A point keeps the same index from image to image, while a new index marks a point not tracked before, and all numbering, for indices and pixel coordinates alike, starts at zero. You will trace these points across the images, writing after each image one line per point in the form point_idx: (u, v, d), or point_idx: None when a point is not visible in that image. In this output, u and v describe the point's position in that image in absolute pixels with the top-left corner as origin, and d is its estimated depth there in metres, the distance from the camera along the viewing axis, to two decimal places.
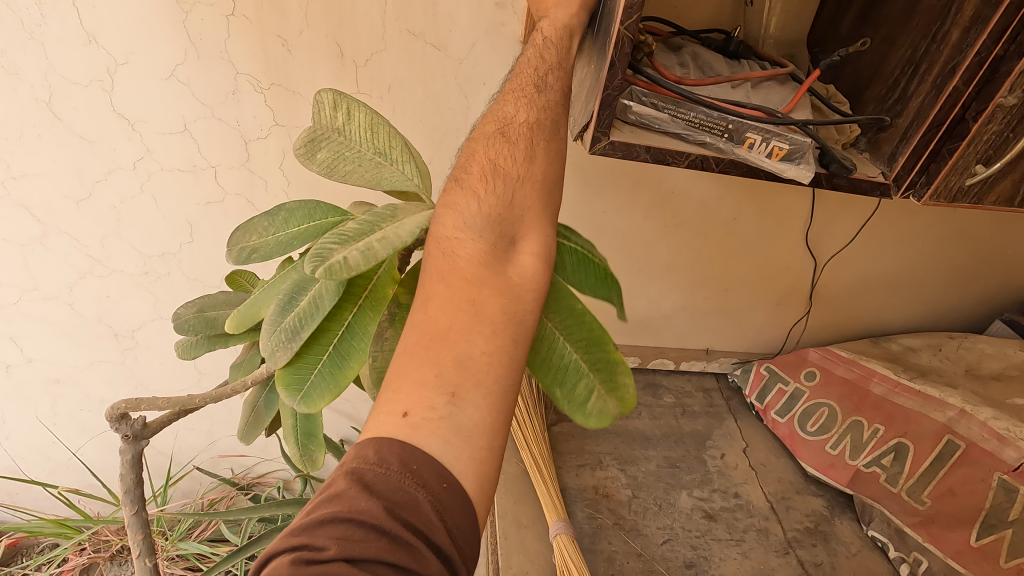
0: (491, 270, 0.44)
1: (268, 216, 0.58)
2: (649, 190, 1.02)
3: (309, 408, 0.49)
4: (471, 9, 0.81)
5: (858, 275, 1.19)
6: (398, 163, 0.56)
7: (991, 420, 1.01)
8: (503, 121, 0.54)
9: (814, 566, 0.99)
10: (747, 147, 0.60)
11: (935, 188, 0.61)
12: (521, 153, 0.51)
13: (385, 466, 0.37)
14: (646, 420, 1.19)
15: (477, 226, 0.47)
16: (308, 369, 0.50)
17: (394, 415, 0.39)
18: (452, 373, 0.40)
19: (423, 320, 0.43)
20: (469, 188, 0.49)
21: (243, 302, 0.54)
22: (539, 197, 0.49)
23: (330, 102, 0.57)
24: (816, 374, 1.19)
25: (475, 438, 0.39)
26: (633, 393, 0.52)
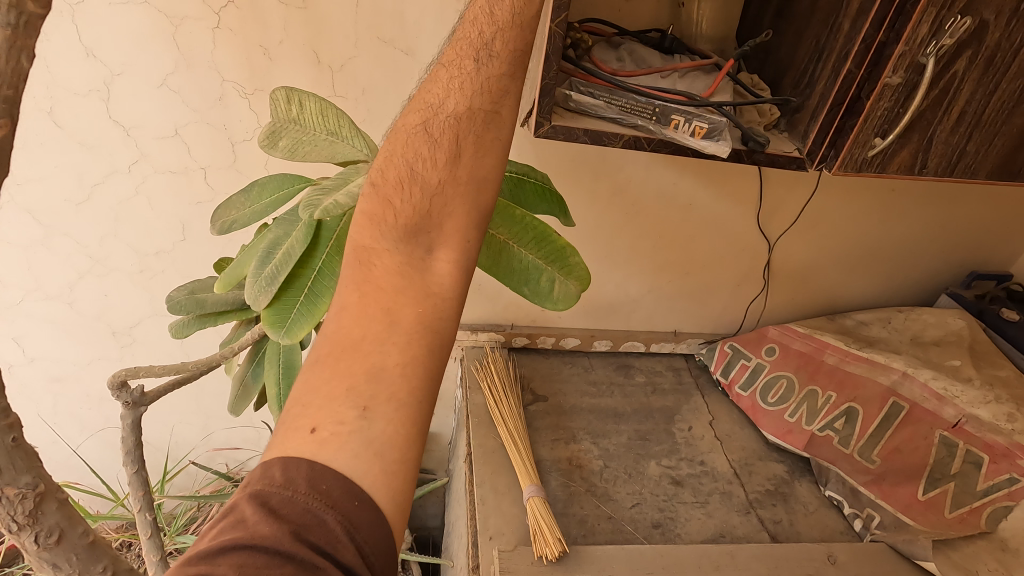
0: (408, 275, 0.51)
1: (242, 193, 0.66)
2: (608, 180, 1.11)
3: (292, 338, 0.60)
4: (435, 18, 0.89)
5: (809, 250, 1.27)
6: (349, 139, 0.65)
7: (931, 380, 1.12)
8: (431, 116, 0.57)
9: (774, 523, 1.06)
10: (673, 128, 0.68)
11: (842, 159, 0.70)
12: (444, 155, 0.55)
13: (291, 489, 0.43)
14: (618, 398, 1.27)
15: (394, 239, 0.53)
16: (286, 308, 0.61)
17: (304, 431, 0.46)
18: (364, 388, 0.47)
19: (341, 329, 0.50)
20: (385, 195, 0.55)
21: (228, 266, 0.63)
22: (459, 201, 0.54)
23: (284, 97, 0.65)
24: (775, 349, 1.27)
25: (385, 452, 0.45)
26: (585, 269, 0.68)
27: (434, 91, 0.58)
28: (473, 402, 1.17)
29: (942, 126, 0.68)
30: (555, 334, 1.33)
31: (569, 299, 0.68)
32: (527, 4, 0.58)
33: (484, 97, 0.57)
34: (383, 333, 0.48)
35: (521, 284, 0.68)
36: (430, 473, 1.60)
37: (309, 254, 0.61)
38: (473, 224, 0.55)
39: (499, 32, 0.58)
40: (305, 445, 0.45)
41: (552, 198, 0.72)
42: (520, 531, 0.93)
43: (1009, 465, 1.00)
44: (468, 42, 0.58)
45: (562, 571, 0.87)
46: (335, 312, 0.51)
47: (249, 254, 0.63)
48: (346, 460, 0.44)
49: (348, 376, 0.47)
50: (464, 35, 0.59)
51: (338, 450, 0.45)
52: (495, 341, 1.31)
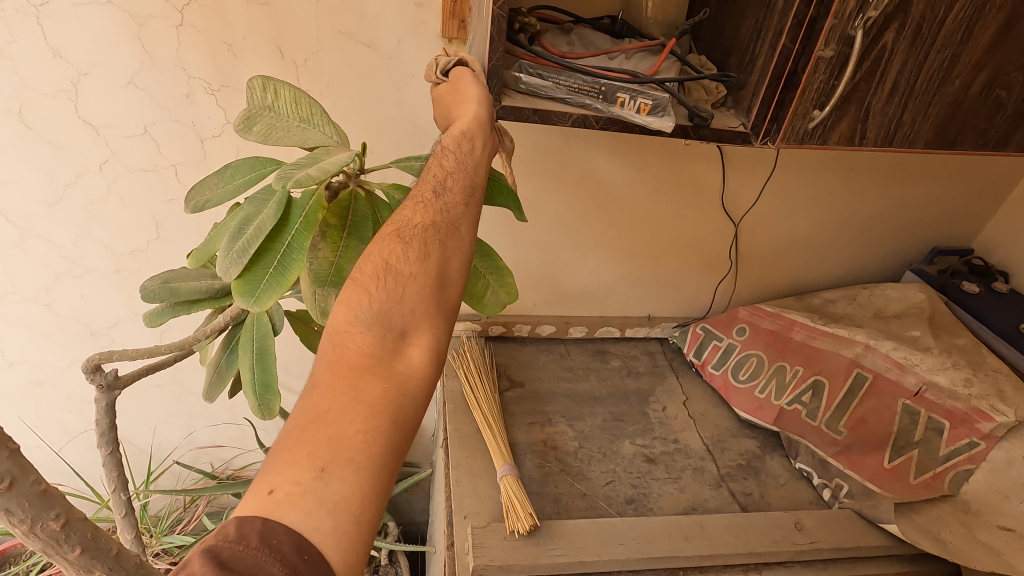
0: (378, 359, 0.51)
1: (215, 174, 0.66)
2: (573, 168, 1.13)
3: (261, 307, 0.57)
4: (394, 11, 0.92)
5: (774, 235, 1.31)
6: (320, 125, 0.66)
7: (893, 350, 1.14)
8: (400, 223, 0.59)
9: (745, 495, 1.08)
10: (620, 106, 0.71)
11: (785, 132, 0.73)
12: (414, 254, 0.57)
13: (242, 543, 0.41)
14: (594, 382, 1.29)
15: (368, 320, 0.53)
16: (256, 280, 0.58)
17: (261, 493, 0.44)
18: (324, 450, 0.46)
19: (308, 409, 0.48)
20: (362, 284, 0.55)
21: (200, 244, 0.62)
22: (429, 295, 0.56)
23: (260, 85, 0.66)
24: (746, 329, 1.30)
25: (339, 510, 0.44)
26: (516, 286, 0.74)
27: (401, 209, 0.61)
28: (450, 388, 1.19)
29: (878, 98, 0.71)
30: (530, 322, 1.35)
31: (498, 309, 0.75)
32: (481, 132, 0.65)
33: (448, 212, 0.61)
34: (347, 403, 0.48)
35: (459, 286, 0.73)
36: (413, 465, 1.62)
37: (279, 230, 0.60)
38: (442, 316, 0.56)
39: (455, 164, 0.64)
40: (258, 505, 0.44)
41: (509, 194, 0.74)
42: (494, 509, 0.96)
43: (968, 429, 1.03)
44: (428, 179, 0.63)
45: (533, 546, 0.89)
46: (305, 398, 0.49)
47: (221, 232, 0.62)
48: (299, 517, 0.43)
49: (308, 442, 0.46)
50: (430, 167, 0.65)
51: (291, 508, 0.43)
52: (472, 330, 1.33)
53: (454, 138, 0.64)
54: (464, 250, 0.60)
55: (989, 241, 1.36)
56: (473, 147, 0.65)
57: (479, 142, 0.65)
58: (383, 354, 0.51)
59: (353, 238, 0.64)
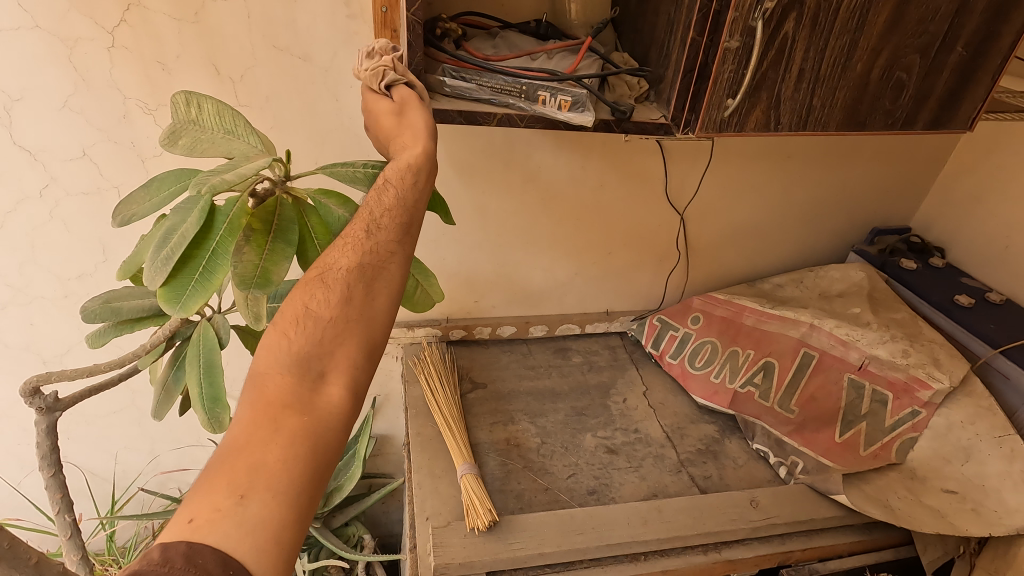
0: (297, 398, 0.52)
1: (141, 188, 0.67)
2: (518, 169, 1.16)
3: (188, 312, 0.60)
4: (327, 23, 0.94)
5: (718, 225, 1.34)
6: (245, 136, 0.67)
7: (836, 328, 1.19)
8: (326, 266, 0.60)
9: (704, 479, 1.11)
10: (542, 104, 0.73)
11: (703, 122, 0.76)
12: (336, 297, 0.57)
13: (167, 565, 0.41)
14: (556, 378, 1.31)
15: (288, 363, 0.54)
16: (182, 287, 0.61)
17: (181, 521, 0.46)
18: (243, 478, 0.47)
19: (230, 442, 0.50)
20: (282, 329, 0.56)
21: (128, 257, 0.64)
22: (351, 337, 0.56)
23: (183, 100, 0.67)
24: (700, 318, 1.33)
25: (259, 532, 0.45)
26: (439, 289, 0.81)
27: (331, 251, 0.62)
28: (411, 394, 1.20)
29: (786, 84, 0.75)
30: (490, 324, 1.36)
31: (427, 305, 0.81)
32: (413, 170, 0.65)
33: (378, 251, 0.61)
34: (268, 434, 0.50)
35: None
36: (386, 476, 1.62)
37: (203, 236, 0.61)
38: (364, 357, 0.57)
39: (388, 200, 0.64)
40: (178, 532, 0.45)
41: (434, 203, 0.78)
42: (453, 506, 0.96)
43: (910, 399, 1.08)
44: (360, 217, 0.63)
45: (493, 541, 0.90)
46: (226, 435, 0.51)
47: (148, 244, 0.63)
48: (220, 538, 0.44)
49: (229, 471, 0.48)
50: (363, 203, 0.65)
51: (213, 531, 0.45)
52: (434, 335, 1.34)
53: (397, 170, 0.65)
54: (392, 289, 0.60)
55: (925, 219, 1.42)
56: (411, 181, 0.65)
57: (419, 177, 0.65)
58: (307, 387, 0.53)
59: (278, 241, 0.64)
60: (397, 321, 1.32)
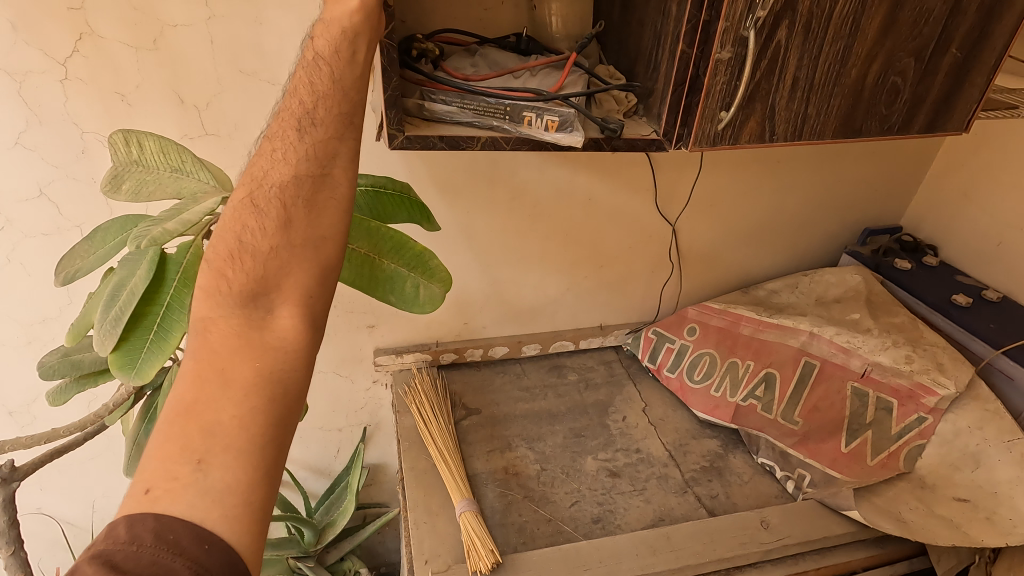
0: (244, 338, 0.52)
1: (85, 241, 0.68)
2: (503, 186, 1.12)
3: (144, 378, 0.61)
4: (295, 45, 0.89)
5: (710, 231, 1.31)
6: (193, 172, 0.66)
7: (835, 335, 1.16)
8: (256, 184, 0.56)
9: (710, 498, 1.07)
10: (527, 125, 0.70)
11: (696, 135, 0.73)
12: (271, 222, 0.55)
13: (135, 543, 0.44)
14: (553, 399, 1.27)
15: (230, 307, 0.53)
16: (135, 351, 0.60)
17: (138, 493, 0.48)
18: (199, 443, 0.48)
19: (179, 401, 0.51)
20: (218, 269, 0.55)
21: (77, 318, 0.64)
22: (295, 258, 0.54)
23: (122, 140, 0.65)
24: (696, 329, 1.29)
25: (225, 498, 0.47)
26: (444, 270, 0.75)
27: (262, 158, 0.57)
28: (403, 424, 1.15)
29: (780, 94, 0.72)
30: (482, 346, 1.32)
31: (433, 300, 0.75)
32: (350, 47, 0.57)
33: (316, 157, 0.56)
34: (217, 391, 0.50)
35: (387, 293, 0.74)
36: (382, 505, 1.56)
37: (156, 290, 0.61)
38: (314, 273, 0.55)
39: (320, 87, 0.56)
40: (138, 504, 0.47)
41: (406, 208, 0.79)
42: (452, 544, 0.92)
43: (915, 406, 1.06)
44: (291, 111, 0.57)
45: None
46: (174, 392, 0.51)
47: (96, 301, 0.64)
48: (183, 508, 0.46)
49: (183, 436, 0.49)
50: (292, 91, 0.57)
51: (174, 501, 0.46)
52: (423, 360, 1.29)
53: (328, 40, 0.56)
54: (336, 201, 0.56)
55: (916, 216, 1.40)
56: (348, 60, 0.57)
57: (356, 51, 0.57)
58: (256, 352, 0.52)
59: None
60: (385, 347, 1.28)
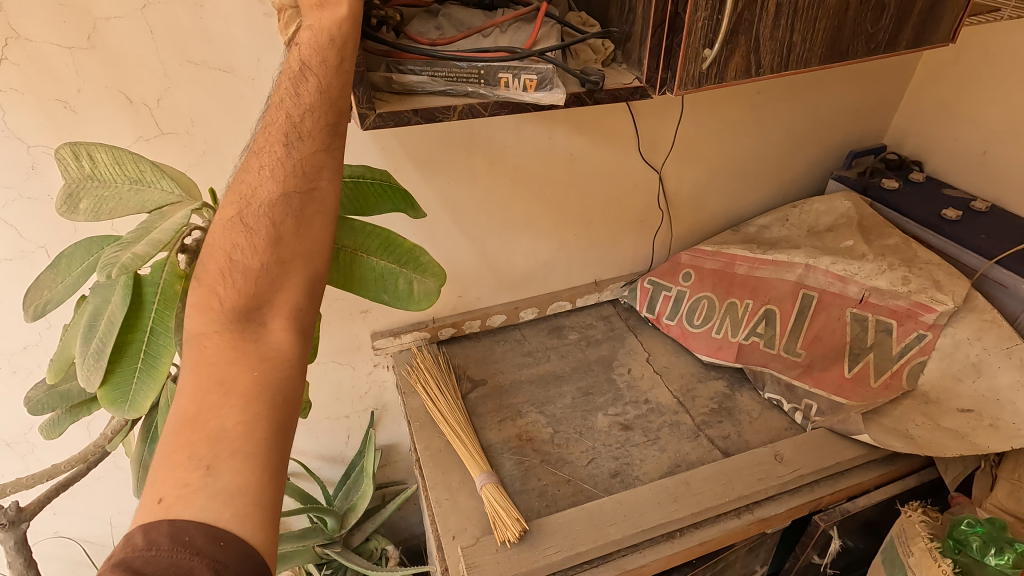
0: (241, 349, 0.54)
1: (49, 270, 0.64)
2: (483, 152, 1.07)
3: (138, 409, 0.63)
4: (243, 26, 0.82)
5: (696, 175, 1.29)
6: (156, 182, 0.63)
7: (832, 265, 1.16)
8: (245, 203, 0.58)
9: (723, 439, 1.09)
10: (504, 87, 0.66)
11: (680, 79, 0.69)
12: (262, 240, 0.56)
13: (153, 548, 0.44)
14: (556, 361, 1.27)
15: (224, 321, 0.56)
16: (124, 383, 0.62)
17: (151, 503, 0.47)
18: (206, 450, 0.49)
19: (181, 412, 0.52)
20: (210, 286, 0.57)
21: (56, 353, 0.63)
22: (289, 273, 0.57)
23: (71, 155, 0.60)
24: (691, 273, 1.29)
25: (237, 498, 0.47)
26: (437, 265, 0.73)
27: (249, 174, 0.59)
28: (411, 405, 1.14)
29: (764, 24, 0.68)
30: (479, 316, 1.30)
31: (428, 298, 0.74)
32: (339, 57, 0.58)
33: (304, 171, 0.57)
34: (219, 399, 0.51)
35: (379, 292, 0.72)
36: (399, 483, 1.57)
37: (135, 317, 0.61)
38: (307, 288, 0.58)
39: (305, 99, 0.58)
40: (151, 514, 0.47)
41: (389, 201, 0.76)
42: (477, 517, 0.92)
43: (914, 324, 1.07)
44: (278, 125, 0.58)
45: (527, 550, 0.86)
46: (175, 403, 0.53)
47: (73, 334, 0.62)
48: (197, 511, 0.46)
49: (189, 445, 0.50)
50: (277, 105, 0.59)
51: (187, 506, 0.46)
52: (422, 338, 1.28)
53: (314, 47, 0.57)
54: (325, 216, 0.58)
55: (899, 133, 1.39)
56: (336, 68, 0.57)
57: (337, 54, 0.57)
58: (252, 361, 0.53)
59: None
60: (382, 330, 1.25)
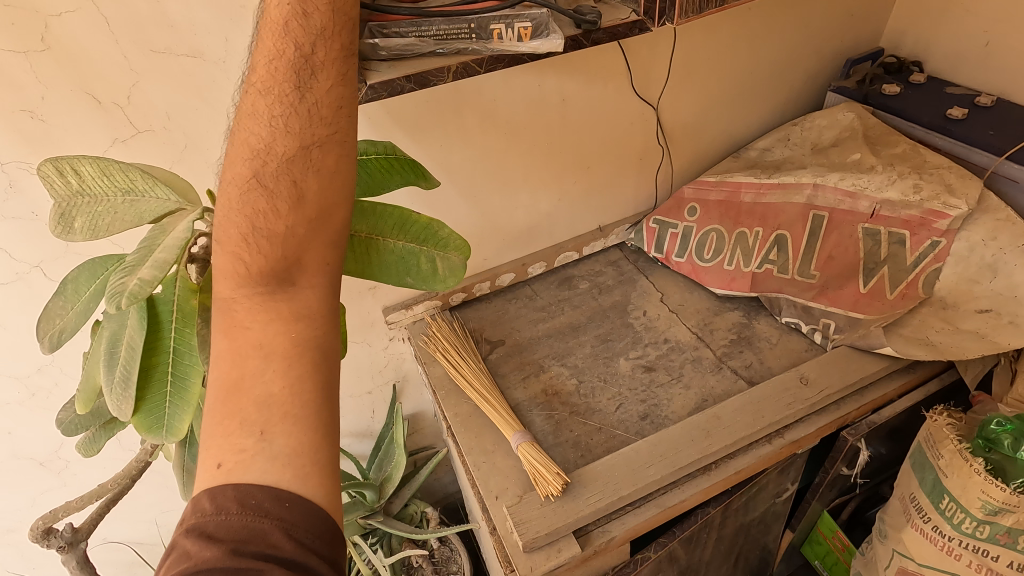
0: (276, 310, 0.53)
1: (57, 298, 0.62)
2: (473, 109, 1.03)
3: (176, 432, 0.62)
4: (205, 5, 0.77)
5: (692, 104, 1.24)
6: (149, 192, 0.60)
7: (839, 181, 1.15)
8: (258, 160, 0.55)
9: (745, 369, 1.10)
10: (498, 39, 0.62)
11: (681, 7, 0.64)
12: (282, 199, 0.55)
13: (223, 512, 0.45)
14: (570, 312, 1.26)
15: (252, 286, 0.54)
16: (158, 409, 0.62)
17: (210, 468, 0.48)
18: (255, 415, 0.49)
19: (223, 380, 0.52)
20: (232, 250, 0.55)
21: (81, 382, 0.63)
22: (312, 231, 0.55)
23: (54, 171, 0.57)
24: (696, 208, 1.26)
25: (293, 460, 0.48)
26: (456, 238, 0.73)
27: (255, 125, 0.55)
28: (434, 374, 1.14)
29: None
30: (489, 277, 1.28)
31: (454, 274, 0.74)
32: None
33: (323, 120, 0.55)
34: (260, 363, 0.51)
35: (404, 276, 0.72)
36: (429, 448, 1.60)
37: (157, 339, 0.61)
38: (335, 245, 0.57)
39: (314, 36, 0.55)
40: (212, 479, 0.47)
41: (397, 173, 0.73)
42: (517, 475, 0.94)
43: (927, 233, 1.06)
44: (283, 68, 0.55)
45: (571, 501, 0.88)
46: (214, 371, 0.52)
47: (94, 361, 0.62)
48: (257, 474, 0.47)
49: (236, 414, 0.49)
50: (282, 46, 0.55)
51: (246, 471, 0.47)
52: (434, 307, 1.27)
53: None
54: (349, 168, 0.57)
55: (896, 35, 1.33)
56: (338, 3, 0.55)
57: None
58: (290, 322, 0.52)
59: None
60: (393, 304, 1.24)
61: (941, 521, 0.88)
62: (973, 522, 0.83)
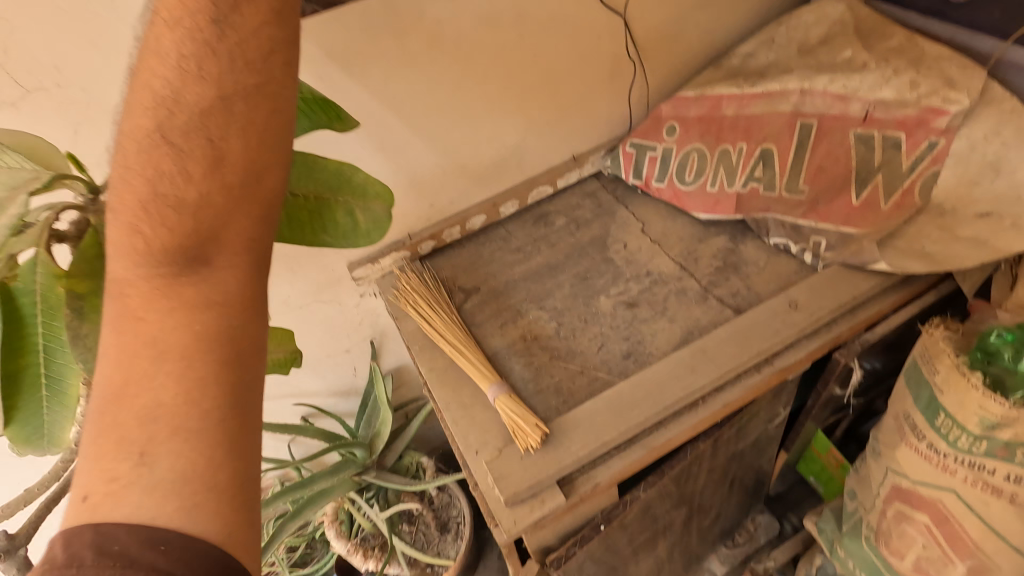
0: (176, 293, 0.49)
1: None
2: (415, 34, 0.92)
3: (57, 440, 0.67)
4: None
5: (664, 9, 1.12)
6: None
7: (828, 85, 1.05)
8: (165, 120, 0.51)
9: (732, 297, 1.04)
10: None
11: None
12: (192, 164, 0.50)
13: (75, 563, 0.39)
14: (547, 251, 1.19)
15: (150, 263, 0.50)
16: (36, 414, 0.65)
17: (77, 500, 0.43)
18: (136, 432, 0.44)
19: (109, 381, 0.47)
20: (129, 221, 0.51)
21: None
22: (227, 203, 0.51)
23: None
24: (675, 126, 1.17)
25: (174, 492, 0.43)
26: (380, 199, 0.75)
27: (162, 77, 0.51)
28: (406, 329, 1.08)
29: None
30: (458, 221, 1.20)
31: (380, 227, 0.77)
32: None
33: (248, 77, 0.52)
34: (150, 366, 0.46)
35: (321, 233, 0.75)
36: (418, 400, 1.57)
37: (23, 340, 0.62)
38: (253, 217, 0.53)
39: None
40: (77, 514, 0.42)
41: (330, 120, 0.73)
42: (497, 428, 0.90)
43: (924, 133, 0.99)
44: (196, 17, 0.51)
45: (552, 451, 0.85)
46: (99, 364, 0.48)
47: None
48: (129, 509, 0.42)
49: (118, 428, 0.45)
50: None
51: (118, 504, 0.42)
52: (402, 258, 1.19)
53: None
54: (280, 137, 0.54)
55: None
56: None
57: None
58: (196, 315, 0.48)
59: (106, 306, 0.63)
60: (358, 259, 1.17)
61: (937, 439, 0.84)
62: (969, 438, 0.80)
